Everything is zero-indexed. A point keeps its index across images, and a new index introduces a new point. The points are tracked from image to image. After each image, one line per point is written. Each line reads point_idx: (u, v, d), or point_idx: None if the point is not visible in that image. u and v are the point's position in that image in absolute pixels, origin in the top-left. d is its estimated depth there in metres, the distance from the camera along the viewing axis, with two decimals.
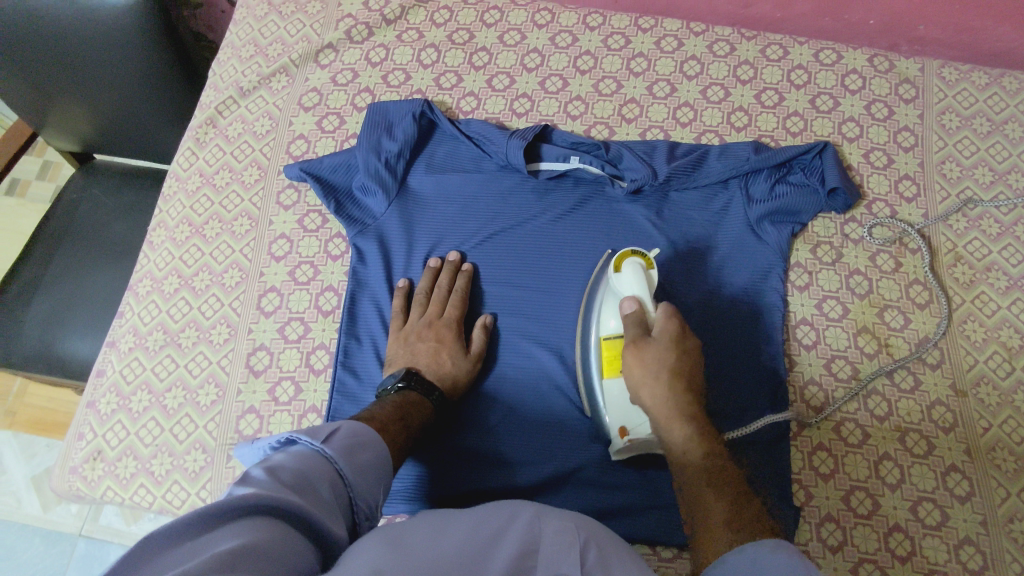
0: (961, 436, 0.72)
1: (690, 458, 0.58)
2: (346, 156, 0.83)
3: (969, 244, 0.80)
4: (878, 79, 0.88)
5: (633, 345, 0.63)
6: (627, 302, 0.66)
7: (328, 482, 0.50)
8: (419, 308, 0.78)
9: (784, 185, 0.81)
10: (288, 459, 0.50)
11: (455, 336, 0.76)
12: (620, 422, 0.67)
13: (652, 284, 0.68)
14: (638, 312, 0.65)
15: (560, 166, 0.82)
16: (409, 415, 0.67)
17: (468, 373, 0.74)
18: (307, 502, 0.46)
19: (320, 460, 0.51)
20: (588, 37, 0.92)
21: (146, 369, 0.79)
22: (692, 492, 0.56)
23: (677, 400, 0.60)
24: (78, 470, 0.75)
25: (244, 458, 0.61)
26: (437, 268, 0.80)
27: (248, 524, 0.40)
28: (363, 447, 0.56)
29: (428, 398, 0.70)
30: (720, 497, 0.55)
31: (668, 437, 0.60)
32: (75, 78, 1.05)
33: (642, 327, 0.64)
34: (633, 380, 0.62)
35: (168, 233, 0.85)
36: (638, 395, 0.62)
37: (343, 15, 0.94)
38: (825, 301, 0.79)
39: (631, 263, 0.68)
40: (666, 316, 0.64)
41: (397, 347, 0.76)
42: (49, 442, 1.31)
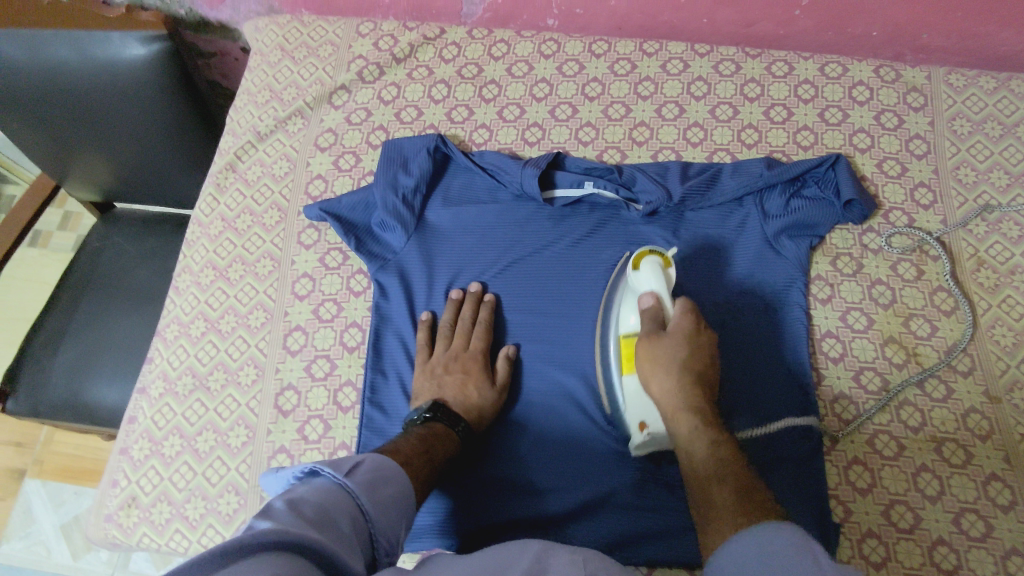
0: (999, 443, 0.71)
1: (696, 448, 0.61)
2: (364, 194, 0.85)
3: (991, 248, 0.80)
4: (886, 89, 0.89)
5: (649, 341, 0.67)
6: (645, 298, 0.69)
7: (349, 516, 0.50)
8: (444, 341, 0.79)
9: (799, 199, 0.81)
10: (310, 492, 0.50)
11: (481, 368, 0.76)
12: (639, 417, 0.69)
13: (671, 282, 0.70)
14: (654, 308, 0.68)
15: (575, 192, 0.83)
16: (434, 447, 0.67)
17: (494, 403, 0.74)
18: (328, 535, 0.46)
19: (341, 494, 0.52)
20: (595, 64, 0.94)
21: (177, 413, 0.79)
22: (699, 480, 0.59)
23: (685, 395, 0.64)
24: (113, 518, 0.76)
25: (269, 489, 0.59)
26: (460, 300, 0.80)
27: (271, 555, 0.39)
28: (385, 482, 0.56)
29: (453, 429, 0.70)
30: (725, 483, 0.57)
31: (676, 429, 0.64)
32: (97, 129, 1.08)
33: (657, 323, 0.68)
34: (646, 371, 0.67)
35: (193, 277, 0.87)
36: (650, 387, 0.67)
37: (354, 56, 0.97)
38: (849, 313, 0.78)
39: (649, 262, 0.69)
40: (682, 312, 0.68)
41: (422, 380, 0.76)
42: (77, 490, 1.32)
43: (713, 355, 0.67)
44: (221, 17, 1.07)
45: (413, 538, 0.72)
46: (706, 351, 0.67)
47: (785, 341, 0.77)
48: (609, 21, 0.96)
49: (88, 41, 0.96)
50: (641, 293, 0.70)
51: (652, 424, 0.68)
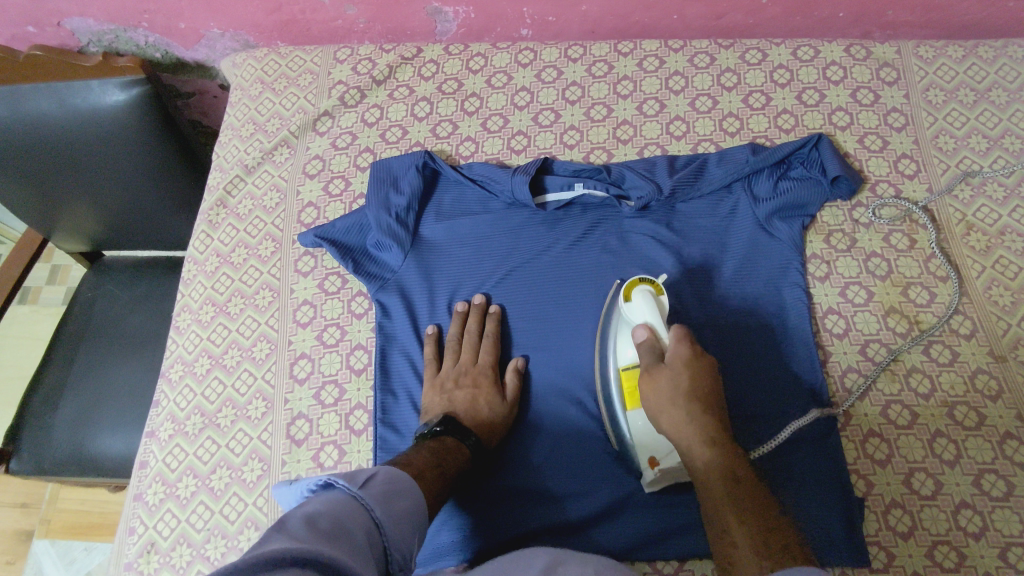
0: (1009, 401, 0.72)
1: (711, 482, 0.60)
2: (357, 217, 0.85)
3: (979, 211, 0.81)
4: (859, 67, 0.90)
5: (648, 376, 0.66)
6: (640, 330, 0.68)
7: (364, 529, 0.49)
8: (452, 356, 0.79)
9: (787, 181, 0.82)
10: (324, 506, 0.50)
11: (492, 381, 0.76)
12: (648, 453, 0.69)
13: (665, 310, 0.69)
14: (650, 340, 0.68)
15: (566, 194, 0.84)
16: (446, 460, 0.67)
17: (506, 415, 0.74)
18: (344, 548, 0.45)
19: (355, 507, 0.51)
20: (572, 68, 0.95)
21: (188, 453, 0.79)
22: (717, 515, 0.58)
23: (695, 423, 0.63)
24: (133, 566, 0.74)
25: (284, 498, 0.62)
26: (465, 313, 0.80)
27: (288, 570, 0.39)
28: (399, 495, 0.56)
29: (465, 443, 0.70)
30: (743, 519, 0.56)
31: (689, 459, 0.63)
32: (81, 178, 1.08)
33: (655, 355, 0.67)
34: (651, 407, 0.66)
35: (193, 315, 0.87)
36: (658, 421, 0.65)
37: (334, 82, 0.97)
38: (848, 288, 0.79)
39: (642, 291, 0.69)
40: (677, 340, 0.67)
41: (432, 397, 0.76)
42: (87, 545, 1.29)
43: (716, 377, 0.66)
44: (197, 56, 1.08)
45: (436, 557, 0.71)
46: (707, 374, 0.66)
47: (788, 321, 0.77)
48: (582, 26, 0.98)
49: (68, 92, 0.97)
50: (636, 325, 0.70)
51: (661, 460, 0.68)
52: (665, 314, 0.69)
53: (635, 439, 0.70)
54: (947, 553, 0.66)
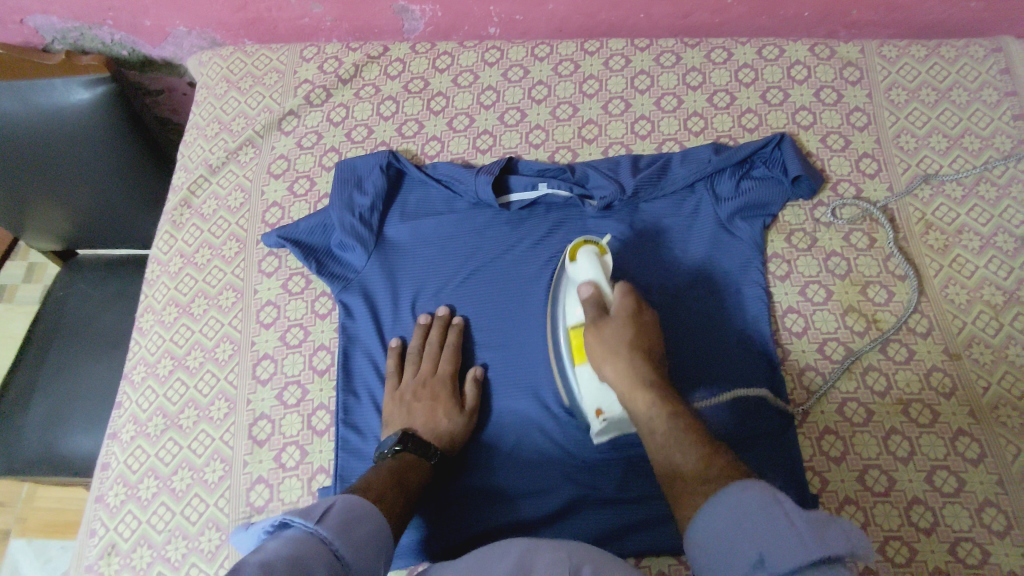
0: (963, 398, 0.73)
1: (657, 422, 0.60)
2: (321, 217, 0.85)
3: (937, 210, 0.82)
4: (822, 67, 0.91)
5: (594, 326, 0.67)
6: (585, 286, 0.69)
7: (323, 564, 0.50)
8: (413, 367, 0.78)
9: (749, 180, 0.83)
10: (283, 545, 0.50)
11: (450, 393, 0.76)
12: (595, 405, 0.69)
13: (608, 270, 0.71)
14: (594, 296, 0.68)
15: (530, 194, 0.84)
16: (406, 478, 0.67)
17: (465, 426, 0.74)
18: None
19: (315, 543, 0.52)
20: (539, 67, 0.95)
21: (150, 454, 0.79)
22: (663, 452, 0.59)
23: (639, 369, 0.63)
24: (94, 567, 0.74)
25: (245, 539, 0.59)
26: (427, 325, 0.80)
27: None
28: (359, 521, 0.56)
29: (425, 458, 0.70)
30: (689, 452, 0.57)
31: (634, 407, 0.63)
32: (48, 178, 1.07)
33: (600, 309, 0.68)
34: (596, 357, 0.66)
35: (156, 316, 0.86)
36: (602, 371, 0.66)
37: (301, 81, 0.97)
38: (808, 287, 0.80)
39: (586, 251, 0.70)
40: (621, 294, 0.68)
41: (393, 408, 0.76)
42: (63, 544, 1.29)
43: (658, 331, 0.68)
44: (164, 54, 1.07)
45: (398, 558, 0.71)
46: (650, 328, 0.68)
47: (748, 319, 0.78)
48: (549, 25, 0.98)
49: (32, 91, 0.95)
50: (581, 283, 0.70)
51: (607, 410, 0.69)
52: (609, 273, 0.71)
53: (582, 394, 0.71)
54: (899, 548, 0.67)
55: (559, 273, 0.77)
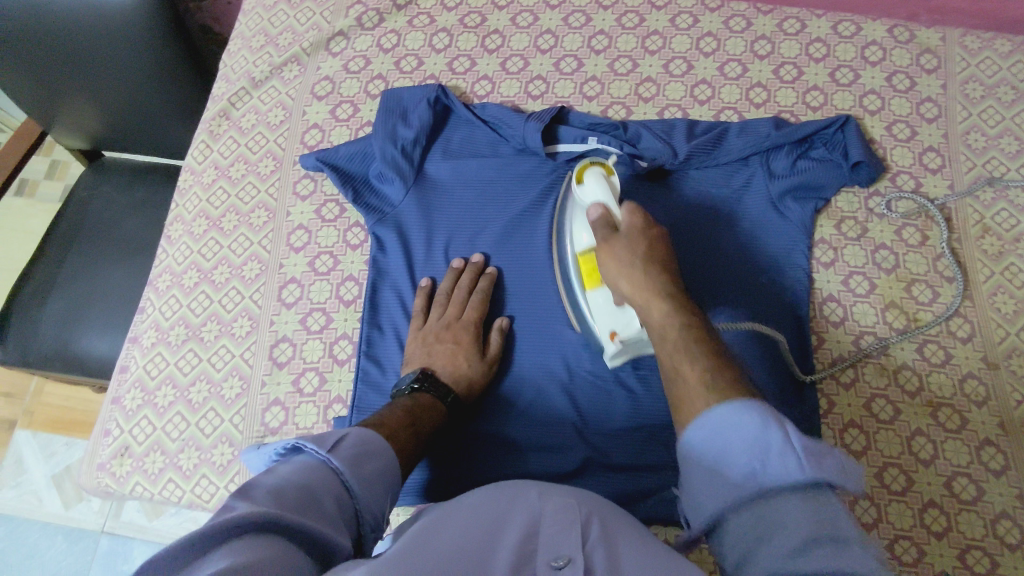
0: (994, 409, 0.72)
1: (670, 329, 0.53)
2: (362, 145, 0.83)
3: (997, 215, 0.79)
4: (899, 50, 0.86)
5: (605, 243, 0.62)
6: (593, 207, 0.65)
7: (332, 494, 0.49)
8: (439, 310, 0.77)
9: (806, 160, 0.80)
10: (293, 471, 0.49)
11: (472, 338, 0.75)
12: (609, 327, 0.68)
13: (616, 189, 0.68)
14: (603, 214, 0.64)
15: (578, 146, 0.81)
16: (419, 418, 0.66)
17: (484, 376, 0.73)
18: (311, 517, 0.45)
19: (325, 471, 0.51)
20: (602, 16, 0.91)
21: (169, 363, 0.79)
22: (671, 358, 0.51)
23: (653, 280, 0.58)
24: (107, 467, 0.75)
25: (249, 462, 0.62)
26: (460, 269, 0.79)
27: (244, 543, 0.39)
28: (370, 456, 0.55)
29: (442, 400, 0.69)
30: (697, 361, 0.49)
31: (647, 317, 0.56)
32: (85, 74, 1.04)
33: (609, 229, 0.63)
34: (610, 272, 0.61)
35: (185, 227, 0.85)
36: (617, 285, 0.61)
37: (353, 2, 0.93)
38: (851, 277, 0.78)
39: (592, 173, 0.68)
40: (631, 212, 0.63)
41: (416, 346, 0.75)
42: (68, 441, 1.31)
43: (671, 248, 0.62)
44: None
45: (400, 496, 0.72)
46: (663, 244, 0.62)
47: (786, 303, 0.76)
48: None
49: None
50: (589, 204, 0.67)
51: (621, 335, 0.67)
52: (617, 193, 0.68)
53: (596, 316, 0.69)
54: (907, 547, 0.67)
55: (565, 199, 0.76)
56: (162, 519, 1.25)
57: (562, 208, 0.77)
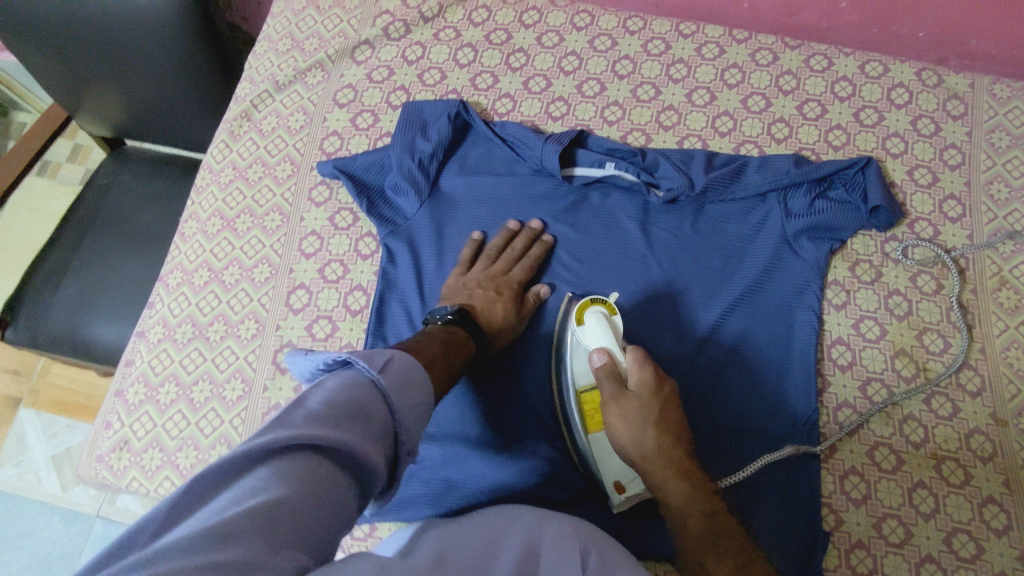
0: (1000, 466, 0.70)
1: (689, 517, 0.59)
2: (380, 155, 0.83)
3: (1016, 268, 0.78)
4: (926, 94, 0.86)
5: (615, 401, 0.65)
6: (598, 353, 0.68)
7: (379, 421, 0.46)
8: (486, 262, 0.78)
9: (824, 200, 0.79)
10: (340, 385, 0.46)
11: (514, 295, 0.76)
12: (615, 477, 0.68)
13: (617, 331, 0.72)
14: (608, 363, 0.67)
15: (596, 171, 0.81)
16: (456, 349, 0.65)
17: (512, 328, 0.74)
18: (354, 436, 0.42)
19: (372, 391, 0.47)
20: (628, 41, 0.91)
21: (174, 360, 0.79)
22: (694, 552, 0.58)
23: (666, 455, 0.62)
24: (105, 459, 0.76)
25: (293, 363, 0.57)
26: (514, 231, 0.80)
27: (278, 472, 0.38)
28: (416, 382, 0.51)
29: (473, 337, 0.68)
30: (724, 560, 0.56)
31: (665, 500, 0.61)
32: (112, 65, 1.05)
33: (617, 381, 0.66)
34: (621, 439, 0.64)
35: (199, 225, 0.85)
36: (625, 450, 0.64)
37: (381, 11, 0.94)
38: (862, 321, 0.77)
39: (595, 315, 0.71)
40: (638, 364, 0.66)
41: (453, 290, 0.76)
42: (70, 423, 1.32)
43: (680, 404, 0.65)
44: None
45: (399, 509, 0.72)
46: (672, 402, 0.65)
47: (793, 344, 0.75)
48: None
49: None
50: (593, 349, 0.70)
51: (629, 485, 0.68)
52: (618, 334, 0.71)
53: (601, 461, 0.69)
54: None
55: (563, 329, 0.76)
56: None
57: (562, 332, 0.76)
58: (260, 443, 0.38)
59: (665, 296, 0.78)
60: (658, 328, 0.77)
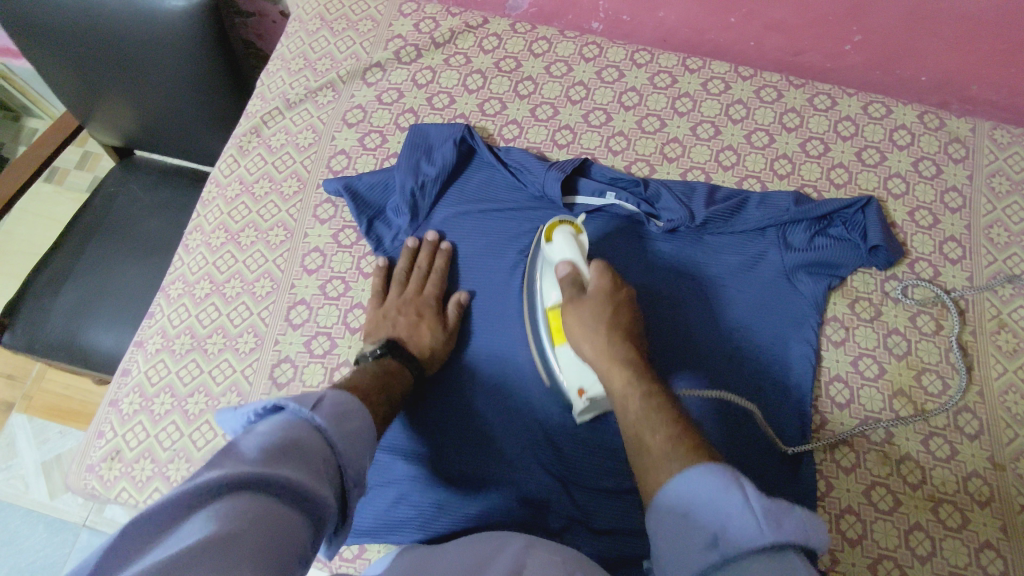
0: (998, 511, 0.69)
1: (630, 399, 0.58)
2: (384, 176, 0.84)
3: (1015, 311, 0.78)
4: (928, 137, 0.87)
5: (572, 302, 0.67)
6: (562, 265, 0.70)
7: (320, 453, 0.47)
8: (398, 287, 0.80)
9: (824, 238, 0.80)
10: (274, 426, 0.47)
11: (435, 311, 0.77)
12: (577, 384, 0.69)
13: (584, 249, 0.72)
14: (571, 273, 0.69)
15: (596, 201, 0.82)
16: (388, 382, 0.67)
17: (446, 344, 0.76)
18: (291, 469, 0.43)
19: (309, 429, 0.48)
20: (635, 73, 0.92)
21: (171, 371, 0.79)
22: (632, 423, 0.56)
23: (615, 349, 0.62)
24: (96, 469, 0.75)
25: (225, 423, 0.55)
26: (415, 248, 0.82)
27: (218, 509, 0.38)
28: (350, 415, 0.53)
29: (406, 368, 0.71)
30: (660, 429, 0.53)
31: (610, 386, 0.61)
32: (126, 77, 1.07)
33: (577, 287, 0.68)
34: (575, 336, 0.66)
35: (204, 237, 0.86)
36: (581, 349, 0.65)
37: (394, 35, 0.96)
38: (860, 359, 0.77)
39: (562, 232, 0.72)
40: (598, 273, 0.68)
41: (377, 321, 0.77)
42: (62, 430, 1.31)
43: (635, 312, 0.67)
44: None
45: (387, 532, 0.71)
46: (627, 308, 0.67)
47: (791, 380, 0.75)
48: (654, 32, 0.95)
49: None
50: (558, 262, 0.71)
51: (589, 389, 0.69)
52: (584, 252, 0.72)
53: (564, 372, 0.70)
54: None
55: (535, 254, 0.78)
56: None
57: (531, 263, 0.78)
58: (188, 490, 0.38)
59: (663, 325, 0.78)
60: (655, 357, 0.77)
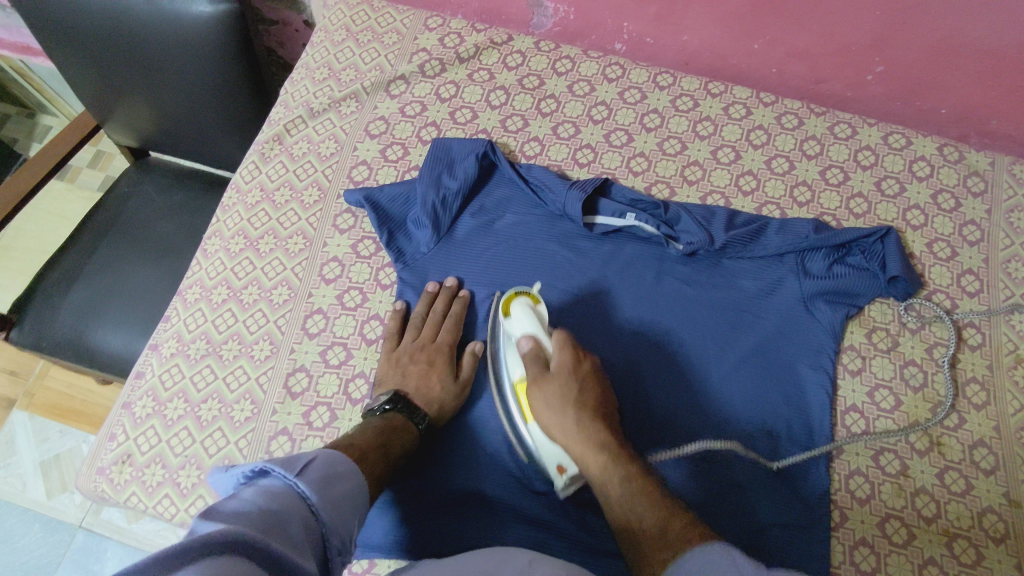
0: (1012, 548, 0.69)
1: (611, 483, 0.62)
2: (406, 188, 0.84)
3: None
4: (947, 169, 0.87)
5: (538, 384, 0.69)
6: (524, 340, 0.72)
7: (301, 523, 0.47)
8: (413, 331, 0.78)
9: (842, 266, 0.80)
10: (256, 495, 0.47)
11: (446, 361, 0.77)
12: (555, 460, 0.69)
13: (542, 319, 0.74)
14: (534, 349, 0.71)
15: (616, 221, 0.82)
16: (391, 440, 0.66)
17: (457, 396, 0.75)
18: (279, 539, 0.43)
19: (292, 497, 0.48)
20: (658, 95, 0.93)
21: (185, 376, 0.78)
22: (621, 514, 0.60)
23: (586, 432, 0.65)
24: (106, 471, 0.75)
25: (216, 486, 0.54)
26: (433, 291, 0.80)
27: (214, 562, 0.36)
28: (337, 480, 0.53)
29: (412, 422, 0.70)
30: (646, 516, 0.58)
31: (586, 467, 0.65)
32: (147, 78, 1.07)
33: (540, 363, 0.70)
34: (548, 418, 0.68)
35: (222, 243, 0.86)
36: (554, 432, 0.67)
37: (418, 49, 0.97)
38: (877, 390, 0.77)
39: (519, 305, 0.74)
40: (559, 346, 0.71)
41: (387, 366, 0.76)
42: (62, 429, 1.30)
43: (601, 379, 0.71)
44: None
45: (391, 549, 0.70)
46: (591, 379, 0.70)
47: (806, 405, 0.76)
48: (676, 55, 0.96)
49: None
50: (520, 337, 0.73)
51: (569, 466, 0.68)
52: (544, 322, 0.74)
53: (541, 450, 0.70)
54: None
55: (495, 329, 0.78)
56: (140, 524, 1.23)
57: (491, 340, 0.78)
58: (189, 538, 0.37)
59: (677, 349, 0.78)
60: (670, 380, 0.77)
